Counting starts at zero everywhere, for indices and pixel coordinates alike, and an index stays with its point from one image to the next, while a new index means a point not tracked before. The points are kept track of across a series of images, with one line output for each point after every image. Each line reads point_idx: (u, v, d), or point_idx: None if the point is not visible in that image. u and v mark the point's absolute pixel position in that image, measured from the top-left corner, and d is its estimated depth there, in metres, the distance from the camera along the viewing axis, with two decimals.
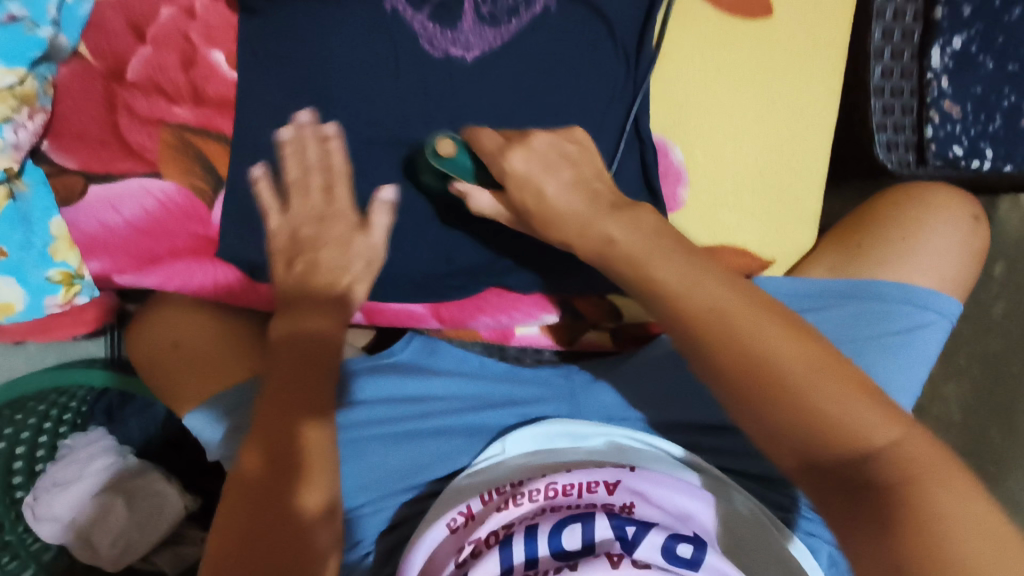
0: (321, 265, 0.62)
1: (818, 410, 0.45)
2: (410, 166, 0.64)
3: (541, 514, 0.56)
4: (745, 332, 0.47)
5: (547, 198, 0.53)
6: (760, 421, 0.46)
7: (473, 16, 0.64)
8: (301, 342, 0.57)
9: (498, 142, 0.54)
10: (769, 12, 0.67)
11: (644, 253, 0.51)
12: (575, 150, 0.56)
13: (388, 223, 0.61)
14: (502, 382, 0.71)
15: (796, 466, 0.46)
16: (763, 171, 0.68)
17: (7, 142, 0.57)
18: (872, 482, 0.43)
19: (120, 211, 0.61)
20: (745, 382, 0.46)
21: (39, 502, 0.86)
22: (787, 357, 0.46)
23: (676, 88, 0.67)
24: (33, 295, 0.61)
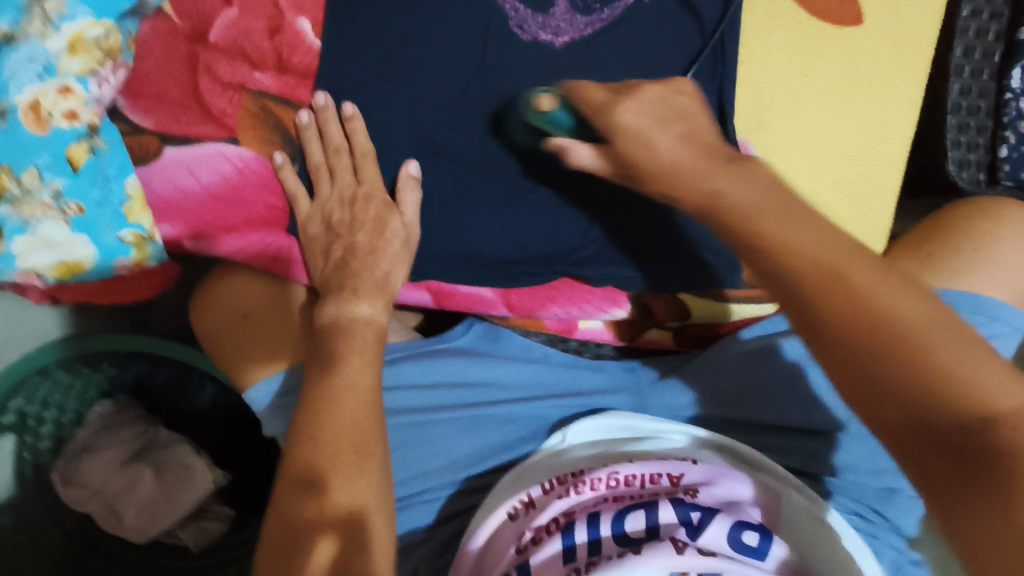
0: (355, 260, 0.60)
1: (942, 366, 0.35)
2: (497, 121, 0.62)
3: (604, 503, 0.56)
4: (855, 281, 0.38)
5: (657, 151, 0.50)
6: (864, 387, 0.36)
7: (565, 2, 0.63)
8: (347, 337, 0.56)
9: (606, 96, 0.54)
10: (860, 21, 0.67)
11: (754, 208, 0.44)
12: (688, 106, 0.55)
13: (415, 200, 0.62)
14: (565, 372, 0.70)
15: (903, 433, 0.35)
16: (840, 181, 0.68)
17: (91, 96, 0.56)
18: (998, 449, 0.33)
19: (196, 175, 0.59)
20: (863, 333, 0.37)
21: (70, 467, 0.84)
22: (910, 311, 0.37)
23: (761, 90, 0.66)
24: (103, 255, 0.58)
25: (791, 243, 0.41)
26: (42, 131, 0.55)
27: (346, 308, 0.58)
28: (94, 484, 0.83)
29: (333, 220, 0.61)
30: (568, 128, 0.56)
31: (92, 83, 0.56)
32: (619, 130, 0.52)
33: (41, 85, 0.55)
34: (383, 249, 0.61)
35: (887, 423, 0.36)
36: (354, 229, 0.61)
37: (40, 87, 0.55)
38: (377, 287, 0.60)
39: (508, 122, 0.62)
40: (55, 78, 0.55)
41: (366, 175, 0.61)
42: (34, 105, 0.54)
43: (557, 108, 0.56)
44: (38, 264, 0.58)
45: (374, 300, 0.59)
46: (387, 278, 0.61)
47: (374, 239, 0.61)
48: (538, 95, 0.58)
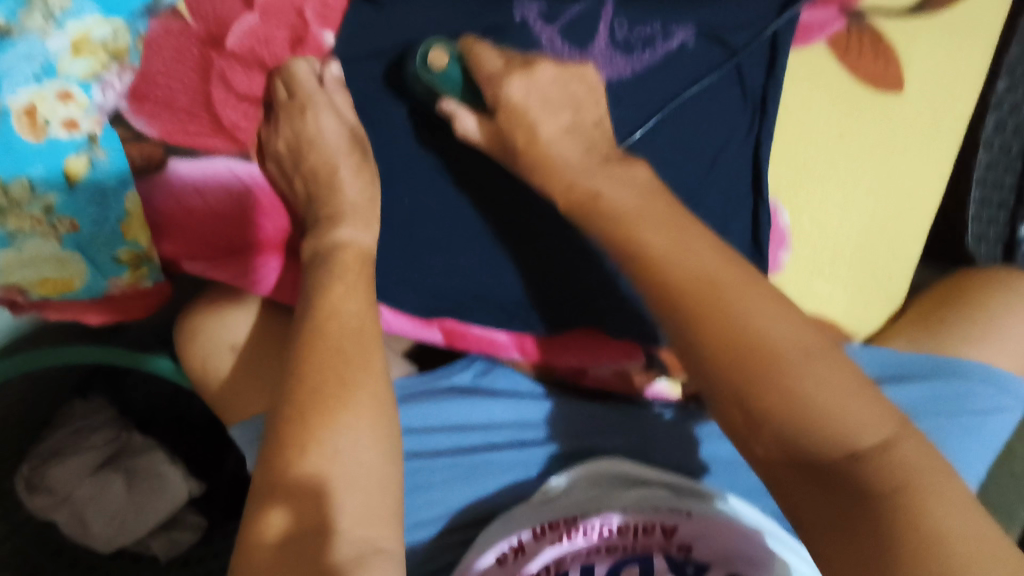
0: (327, 182, 0.54)
1: (812, 402, 0.39)
2: (394, 75, 0.57)
3: (597, 555, 0.53)
4: (744, 312, 0.42)
5: (539, 137, 0.52)
6: (740, 414, 0.41)
7: (606, 40, 0.60)
8: (330, 263, 0.51)
9: (498, 66, 0.53)
10: (901, 87, 0.66)
11: (669, 241, 0.46)
12: (585, 94, 0.54)
13: (347, 101, 0.56)
14: (563, 409, 0.67)
15: (776, 459, 0.40)
16: (864, 247, 0.67)
17: (93, 103, 0.51)
18: (859, 484, 0.38)
19: (202, 192, 0.54)
20: (719, 356, 0.42)
21: (36, 472, 0.79)
22: (790, 344, 0.41)
23: (796, 151, 0.65)
24: (97, 274, 0.55)
25: (691, 271, 0.44)
26: (37, 140, 0.50)
27: (327, 235, 0.52)
28: (61, 491, 0.78)
29: (297, 149, 0.55)
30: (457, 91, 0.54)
31: (96, 89, 0.51)
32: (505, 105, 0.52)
33: (39, 88, 0.50)
34: (342, 169, 0.54)
35: (765, 453, 0.41)
36: (308, 149, 0.54)
37: (37, 89, 0.50)
38: (355, 211, 0.53)
39: (406, 72, 0.57)
40: (54, 81, 0.50)
41: (300, 87, 0.54)
42: (30, 110, 0.49)
43: (450, 65, 0.54)
44: (23, 279, 0.54)
45: (364, 223, 0.53)
46: (363, 193, 0.54)
47: (326, 156, 0.54)
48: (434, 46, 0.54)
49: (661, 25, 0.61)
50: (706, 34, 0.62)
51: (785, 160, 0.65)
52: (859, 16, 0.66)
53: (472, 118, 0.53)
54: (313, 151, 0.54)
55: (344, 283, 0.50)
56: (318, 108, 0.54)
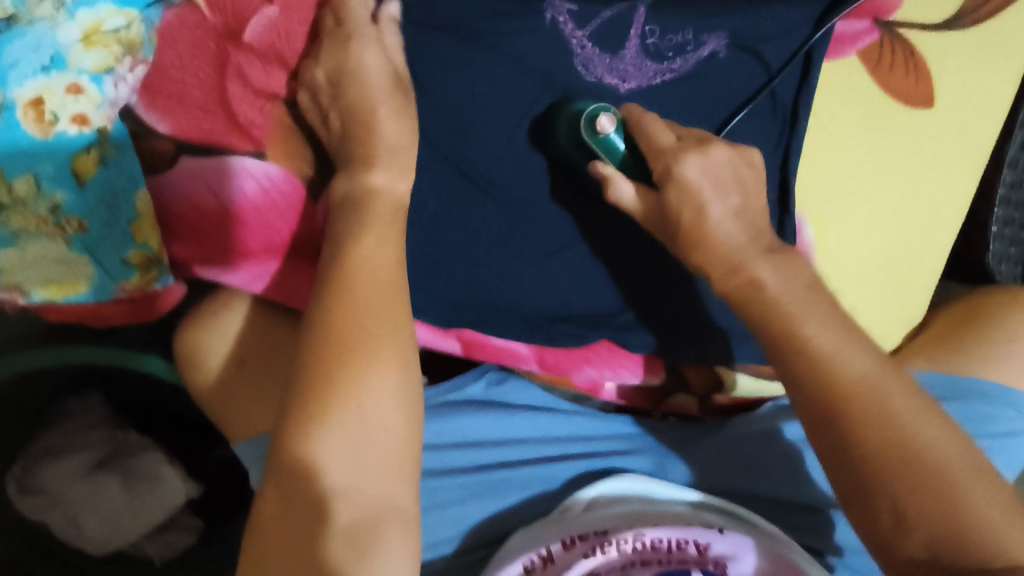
0: (357, 124, 0.50)
1: (963, 508, 0.42)
2: (539, 132, 0.57)
3: (632, 568, 0.51)
4: (892, 408, 0.44)
5: (708, 218, 0.50)
6: (889, 519, 0.42)
7: (637, 45, 0.59)
8: (361, 211, 0.48)
9: (672, 142, 0.52)
10: (930, 103, 0.65)
11: (800, 315, 0.48)
12: (753, 176, 0.54)
13: (398, 41, 0.53)
14: (581, 423, 0.65)
15: (922, 568, 0.41)
16: (886, 265, 0.66)
17: (105, 97, 0.49)
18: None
19: (216, 193, 0.52)
20: (869, 452, 0.43)
21: (28, 472, 0.76)
22: (936, 446, 0.43)
23: (822, 165, 0.64)
24: (105, 277, 0.52)
25: (832, 351, 0.46)
26: (43, 135, 0.47)
27: (359, 178, 0.48)
28: (54, 492, 0.76)
29: (327, 83, 0.51)
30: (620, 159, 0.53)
31: (108, 83, 0.49)
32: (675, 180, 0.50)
33: (47, 80, 0.47)
34: (381, 106, 0.50)
35: (909, 558, 0.42)
36: (348, 76, 0.50)
37: (45, 81, 0.47)
38: (385, 156, 0.49)
39: (553, 131, 0.56)
40: (64, 72, 0.48)
41: (350, 18, 0.52)
42: (36, 103, 0.47)
43: (615, 132, 0.52)
44: (26, 281, 0.52)
45: (398, 170, 0.50)
46: (399, 146, 0.50)
47: (367, 90, 0.50)
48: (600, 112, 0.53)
49: (693, 32, 0.60)
50: (739, 43, 0.61)
51: (813, 174, 0.63)
52: (891, 28, 0.65)
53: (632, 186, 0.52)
54: (347, 136, 0.50)
55: (372, 234, 0.47)
56: (364, 41, 0.51)
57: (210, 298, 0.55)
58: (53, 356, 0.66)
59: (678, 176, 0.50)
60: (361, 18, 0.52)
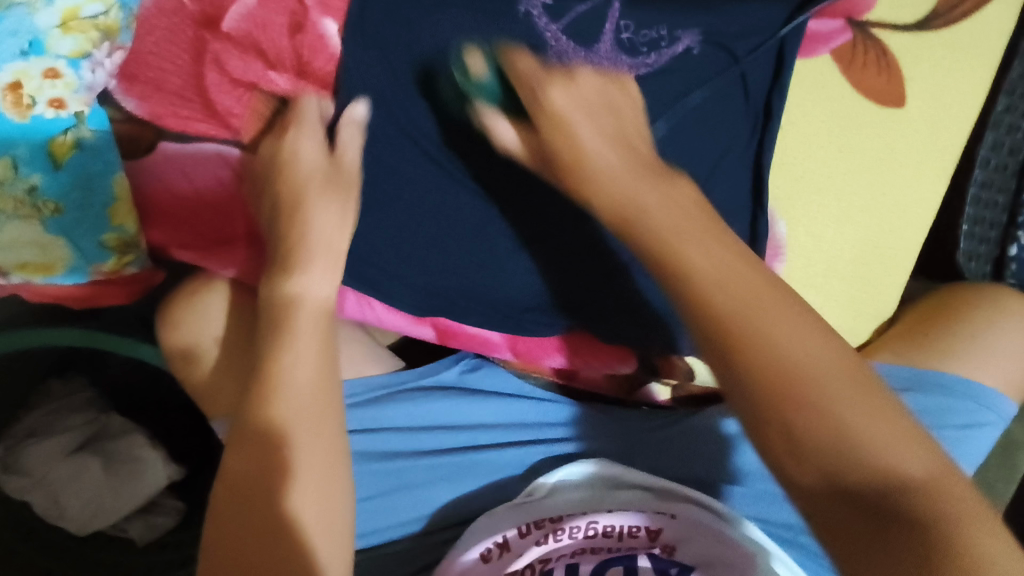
0: (288, 220, 0.50)
1: (849, 427, 0.37)
2: (423, 80, 0.55)
3: (582, 555, 0.53)
4: (771, 324, 0.39)
5: (580, 145, 0.46)
6: (779, 439, 0.38)
7: (611, 40, 0.60)
8: (280, 326, 0.48)
9: (535, 69, 0.48)
10: (901, 103, 0.66)
11: (721, 277, 0.41)
12: (623, 100, 0.50)
13: (357, 141, 0.53)
14: (547, 408, 0.66)
15: (814, 492, 0.37)
16: (858, 261, 0.67)
17: (82, 83, 0.50)
18: (902, 519, 0.36)
19: (191, 178, 0.53)
20: (755, 375, 0.38)
21: (12, 452, 0.78)
22: (824, 361, 0.39)
23: (794, 163, 0.65)
24: (81, 259, 0.53)
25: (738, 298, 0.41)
26: (21, 117, 0.49)
27: (280, 286, 0.49)
28: (35, 472, 0.77)
29: (267, 182, 0.52)
30: (496, 97, 0.50)
31: (85, 68, 0.50)
32: (541, 111, 0.46)
33: (24, 64, 0.49)
34: (307, 198, 0.50)
35: (810, 487, 0.37)
36: (281, 170, 0.51)
37: (23, 66, 0.49)
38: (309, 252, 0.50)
39: (437, 80, 0.55)
40: (42, 57, 0.49)
41: (298, 116, 0.52)
42: (15, 86, 0.49)
43: (488, 73, 0.50)
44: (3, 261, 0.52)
45: (324, 269, 0.50)
46: (329, 245, 0.50)
47: (296, 186, 0.50)
48: (472, 54, 0.53)
49: (667, 29, 0.61)
50: (713, 40, 0.62)
51: (783, 171, 0.64)
52: (865, 28, 0.66)
53: (511, 126, 0.49)
54: (289, 180, 0.51)
55: (299, 349, 0.48)
56: (301, 133, 0.51)
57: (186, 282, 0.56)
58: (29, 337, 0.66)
59: (548, 102, 0.46)
60: (317, 119, 0.52)
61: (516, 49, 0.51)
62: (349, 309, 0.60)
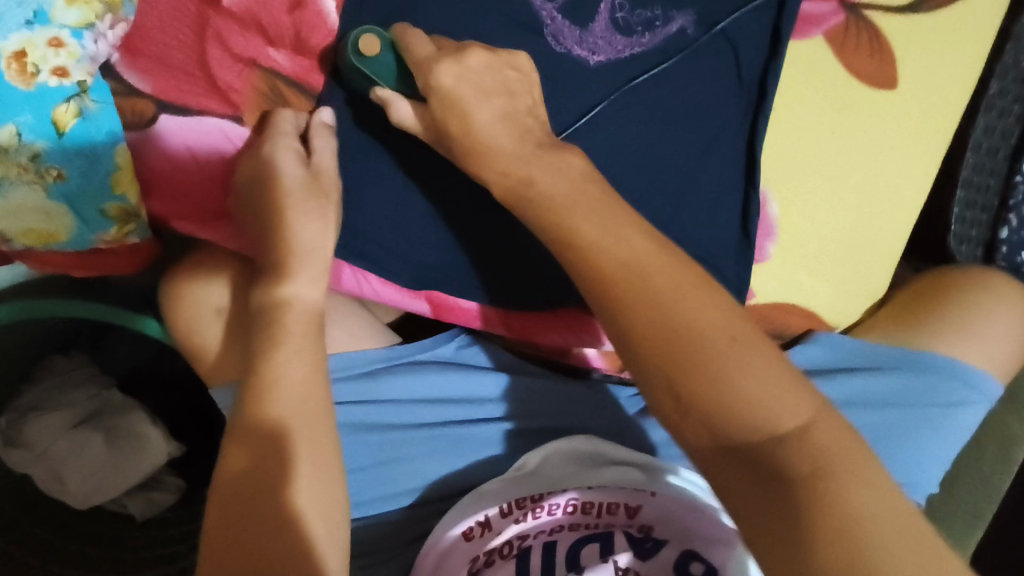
0: (275, 222, 0.52)
1: (740, 390, 0.42)
2: (331, 64, 0.58)
3: (561, 532, 0.54)
4: (667, 293, 0.45)
5: (475, 126, 0.50)
6: (672, 402, 0.43)
7: (607, 20, 0.61)
8: (272, 326, 0.50)
9: (429, 53, 0.52)
10: (894, 85, 0.67)
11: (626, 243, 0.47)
12: (517, 78, 0.53)
13: (330, 146, 0.55)
14: (541, 387, 0.66)
15: (709, 449, 0.42)
16: (847, 243, 0.67)
17: (86, 53, 0.51)
18: (780, 470, 0.40)
19: (194, 153, 0.55)
20: (651, 347, 0.43)
21: (15, 426, 0.79)
22: (704, 326, 0.44)
23: (786, 144, 0.65)
24: (84, 227, 0.54)
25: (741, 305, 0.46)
26: (26, 87, 0.49)
27: (269, 292, 0.51)
28: (38, 446, 0.79)
29: (253, 190, 0.53)
30: (393, 80, 0.54)
31: (89, 38, 0.51)
32: (438, 95, 0.50)
33: (30, 34, 0.48)
34: (289, 205, 0.52)
35: (704, 444, 0.42)
36: (266, 179, 0.53)
37: (28, 35, 0.48)
38: (291, 252, 0.51)
39: (340, 60, 0.56)
40: (46, 27, 0.49)
41: (271, 128, 0.55)
42: (19, 56, 0.48)
43: (381, 53, 0.53)
44: (6, 228, 0.53)
45: (309, 273, 0.52)
46: (313, 248, 0.52)
47: (279, 195, 0.52)
48: (366, 35, 0.53)
49: (661, 9, 0.62)
50: (706, 21, 0.63)
51: (775, 151, 0.65)
52: (858, 10, 0.66)
53: (408, 105, 0.52)
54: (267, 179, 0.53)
55: (296, 351, 0.50)
56: (277, 142, 0.54)
57: (188, 254, 0.57)
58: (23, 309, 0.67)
59: (436, 81, 0.50)
60: (292, 129, 0.55)
61: (400, 29, 0.54)
62: (344, 281, 0.61)
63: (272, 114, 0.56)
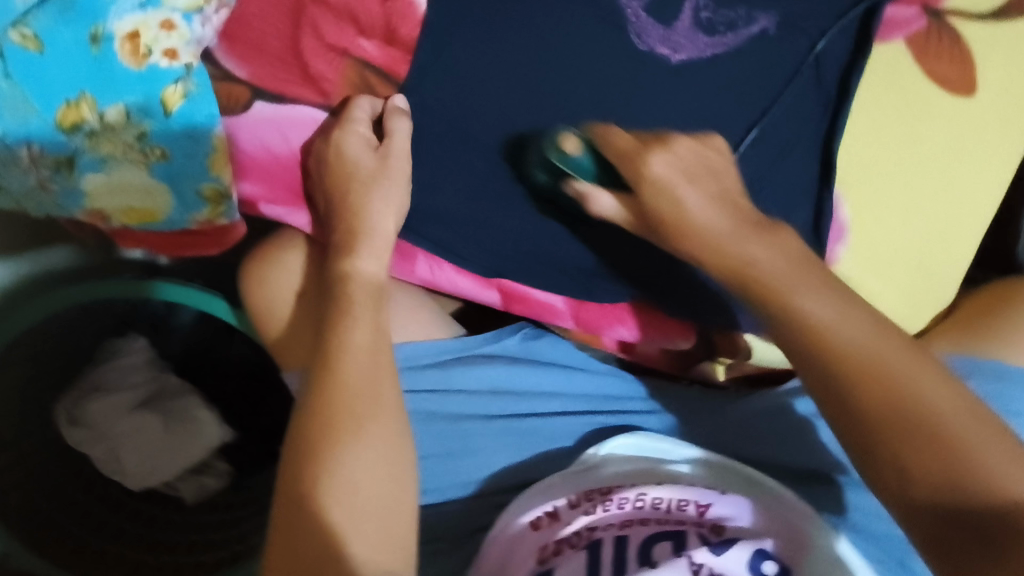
0: (346, 208, 0.53)
1: (954, 441, 0.41)
2: (513, 156, 0.58)
3: (631, 527, 0.53)
4: (887, 359, 0.44)
5: (687, 213, 0.50)
6: (815, 380, 0.45)
7: (690, 20, 0.61)
8: (343, 302, 0.51)
9: (633, 143, 0.53)
10: (973, 91, 0.66)
11: (740, 240, 0.49)
12: (720, 163, 0.53)
13: (406, 129, 0.55)
14: (609, 384, 0.66)
15: (849, 423, 0.44)
16: (920, 250, 0.67)
17: (193, 35, 0.53)
18: (928, 440, 0.41)
19: (287, 138, 0.55)
20: (796, 325, 0.46)
21: (75, 405, 0.80)
22: (852, 316, 0.46)
23: (864, 146, 0.65)
24: (179, 207, 0.55)
25: (836, 322, 0.46)
26: (137, 66, 0.51)
27: (342, 264, 0.52)
28: (98, 425, 0.80)
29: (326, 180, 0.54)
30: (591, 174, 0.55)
31: (196, 22, 0.53)
32: (647, 181, 0.51)
33: (143, 15, 0.52)
34: (354, 194, 0.53)
35: (842, 419, 0.44)
36: (335, 166, 0.54)
37: (141, 17, 0.52)
38: (355, 240, 0.53)
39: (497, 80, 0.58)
40: (158, 10, 0.52)
41: (350, 114, 0.54)
42: (133, 36, 0.51)
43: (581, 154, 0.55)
44: (108, 207, 0.55)
45: (376, 253, 0.53)
46: (375, 233, 0.53)
47: (350, 184, 0.54)
48: (562, 135, 0.57)
49: (744, 10, 0.63)
50: (787, 24, 0.64)
51: (853, 154, 0.65)
52: (939, 17, 0.67)
53: (609, 197, 0.53)
54: (343, 168, 0.54)
55: (359, 321, 0.50)
56: (348, 130, 0.54)
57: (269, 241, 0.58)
58: (94, 289, 0.69)
59: (648, 174, 0.51)
60: (366, 116, 0.55)
61: (608, 130, 0.55)
62: (418, 271, 0.62)
63: (348, 100, 0.55)
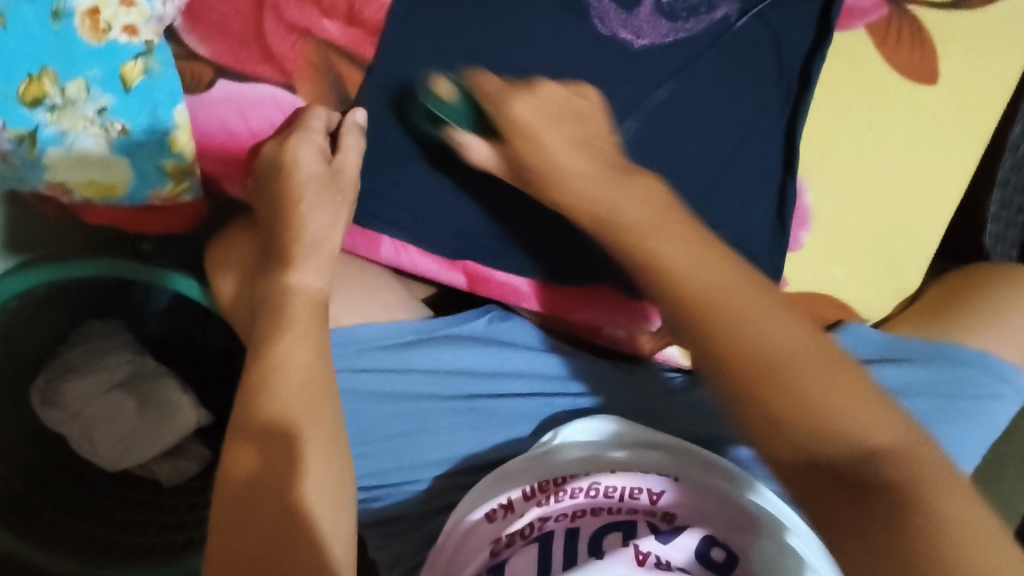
0: (295, 202, 0.54)
1: (822, 407, 0.43)
2: (400, 105, 0.57)
3: (582, 516, 0.52)
4: (748, 319, 0.46)
5: (554, 163, 0.53)
6: (753, 418, 0.44)
7: (652, 6, 0.61)
8: (281, 310, 0.52)
9: (500, 87, 0.54)
10: (934, 80, 0.67)
11: (688, 269, 0.49)
12: (589, 110, 0.55)
13: (359, 146, 0.55)
14: (572, 368, 0.66)
15: (794, 463, 0.43)
16: (882, 237, 0.67)
17: (154, 13, 0.53)
18: (877, 481, 0.42)
19: (247, 118, 0.56)
20: (729, 359, 0.45)
21: (50, 386, 0.81)
22: (795, 348, 0.46)
23: (825, 133, 0.66)
24: (140, 183, 0.56)
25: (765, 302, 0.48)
26: (97, 42, 0.52)
27: (281, 277, 0.53)
28: (73, 406, 0.80)
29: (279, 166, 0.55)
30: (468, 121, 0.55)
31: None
32: (566, 162, 0.53)
33: None
34: (306, 200, 0.54)
35: (787, 461, 0.44)
36: (286, 176, 0.55)
37: None
38: (301, 242, 0.54)
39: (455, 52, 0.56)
40: None
41: (304, 125, 0.55)
42: (92, 13, 0.52)
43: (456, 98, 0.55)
44: (69, 180, 0.55)
45: (318, 266, 0.54)
46: (321, 233, 0.54)
47: (302, 175, 0.54)
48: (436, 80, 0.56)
49: None
50: (750, 10, 0.64)
51: (812, 141, 0.66)
52: (900, 6, 0.67)
53: (481, 141, 0.54)
54: (301, 147, 0.54)
55: (296, 329, 0.51)
56: (302, 141, 0.54)
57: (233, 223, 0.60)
58: (62, 272, 0.68)
59: (513, 119, 0.53)
60: (322, 128, 0.55)
61: (481, 73, 0.55)
62: (383, 251, 0.62)
63: (303, 112, 0.55)
